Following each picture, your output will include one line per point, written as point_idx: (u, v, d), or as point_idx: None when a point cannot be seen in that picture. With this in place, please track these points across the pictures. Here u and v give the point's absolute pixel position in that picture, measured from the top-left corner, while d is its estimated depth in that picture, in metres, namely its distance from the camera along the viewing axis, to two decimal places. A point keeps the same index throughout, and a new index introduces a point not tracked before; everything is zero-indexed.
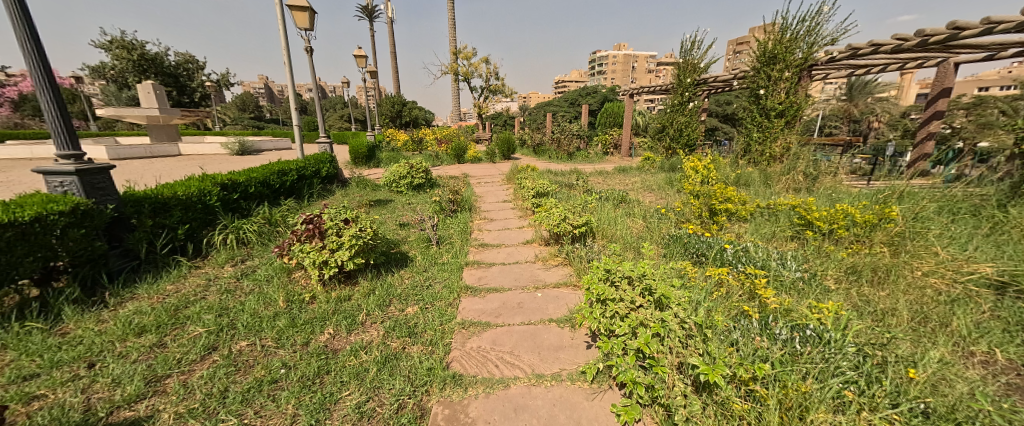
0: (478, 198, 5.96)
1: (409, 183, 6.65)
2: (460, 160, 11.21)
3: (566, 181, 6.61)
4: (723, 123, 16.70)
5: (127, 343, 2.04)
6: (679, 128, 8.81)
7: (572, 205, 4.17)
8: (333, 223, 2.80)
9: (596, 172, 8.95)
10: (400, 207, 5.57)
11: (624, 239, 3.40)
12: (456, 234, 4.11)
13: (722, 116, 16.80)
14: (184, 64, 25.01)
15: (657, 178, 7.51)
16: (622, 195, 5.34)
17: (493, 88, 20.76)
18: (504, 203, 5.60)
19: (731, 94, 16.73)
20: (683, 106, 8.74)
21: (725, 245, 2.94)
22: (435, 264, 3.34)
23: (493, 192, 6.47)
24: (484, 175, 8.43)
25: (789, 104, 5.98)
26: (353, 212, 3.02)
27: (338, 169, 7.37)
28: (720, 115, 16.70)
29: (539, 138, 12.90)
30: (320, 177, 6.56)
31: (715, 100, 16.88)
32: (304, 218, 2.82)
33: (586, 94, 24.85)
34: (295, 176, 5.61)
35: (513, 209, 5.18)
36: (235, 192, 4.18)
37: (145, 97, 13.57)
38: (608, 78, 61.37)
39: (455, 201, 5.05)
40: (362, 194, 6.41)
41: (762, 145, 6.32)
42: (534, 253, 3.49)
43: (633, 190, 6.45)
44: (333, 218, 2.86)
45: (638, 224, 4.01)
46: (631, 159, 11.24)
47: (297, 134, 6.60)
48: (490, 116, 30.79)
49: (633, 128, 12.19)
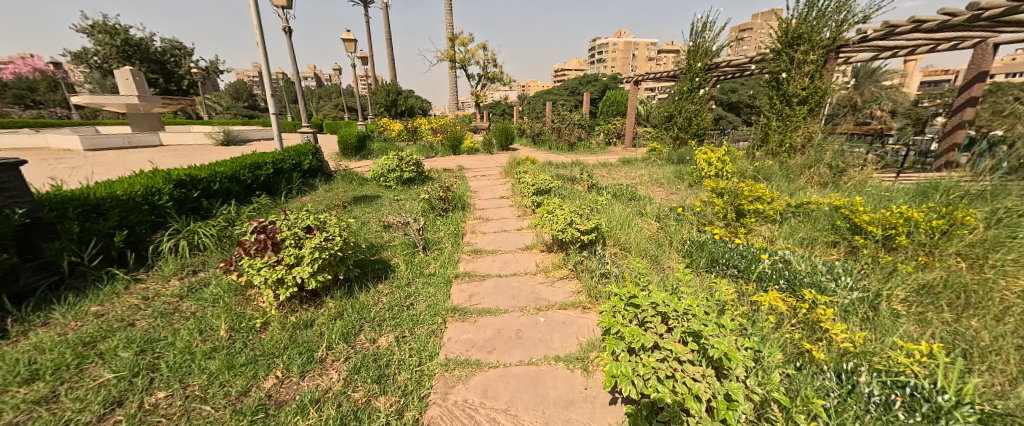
0: (472, 195, 5.45)
1: (398, 177, 6.14)
2: (455, 151, 10.67)
3: (568, 175, 6.10)
4: (728, 112, 16.18)
5: (6, 397, 1.58)
6: (687, 117, 8.27)
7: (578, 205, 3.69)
8: (290, 232, 2.31)
9: (599, 164, 8.44)
10: (387, 204, 5.08)
11: (639, 245, 2.93)
12: (446, 238, 3.63)
13: (727, 104, 16.24)
14: (171, 49, 24.13)
15: (665, 171, 7.01)
16: (631, 191, 4.86)
17: (490, 76, 20.05)
18: (501, 199, 5.10)
19: (737, 81, 16.14)
20: (693, 93, 8.17)
21: (761, 256, 2.47)
22: (419, 276, 2.86)
23: (489, 187, 5.96)
24: (480, 167, 7.90)
25: (814, 89, 5.44)
26: (319, 217, 2.53)
27: (322, 162, 6.84)
28: (725, 103, 16.14)
29: (539, 128, 12.34)
30: (301, 170, 6.03)
31: (720, 88, 16.29)
32: (256, 227, 2.33)
33: (586, 81, 24.20)
34: (270, 170, 5.09)
35: (511, 207, 4.67)
36: (195, 189, 3.67)
37: (124, 84, 12.96)
38: (607, 66, 60.28)
39: (448, 199, 4.55)
40: (347, 190, 5.90)
41: (782, 134, 5.80)
42: (536, 262, 3.01)
43: (641, 184, 5.96)
44: (292, 226, 2.37)
45: (652, 227, 3.53)
46: (635, 150, 10.74)
47: (275, 122, 6.01)
48: (488, 105, 30.07)
49: (637, 117, 11.62)
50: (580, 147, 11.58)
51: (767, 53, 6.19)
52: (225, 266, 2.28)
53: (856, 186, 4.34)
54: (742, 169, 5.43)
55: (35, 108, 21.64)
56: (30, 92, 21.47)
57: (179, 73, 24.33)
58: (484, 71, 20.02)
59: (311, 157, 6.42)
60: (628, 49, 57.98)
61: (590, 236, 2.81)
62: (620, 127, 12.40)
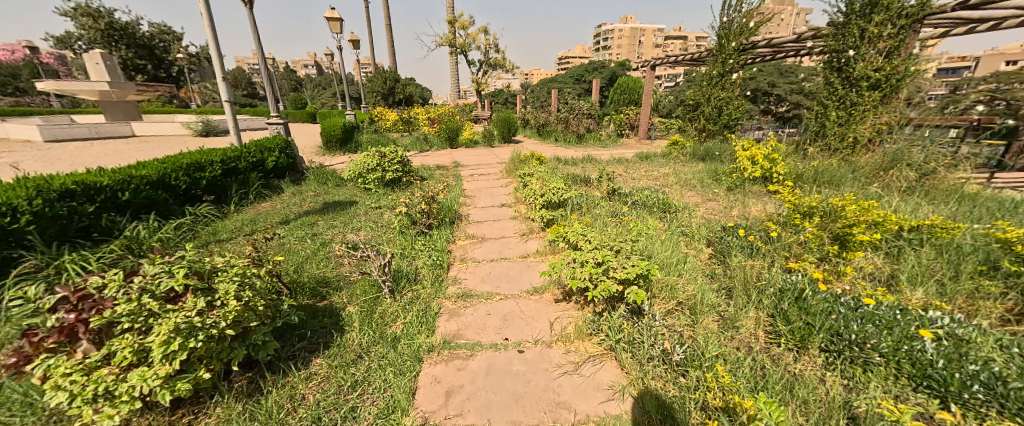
0: (466, 201, 4.49)
1: (379, 178, 5.20)
2: (452, 144, 9.69)
3: (582, 177, 5.14)
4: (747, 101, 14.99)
5: None
6: (716, 106, 7.20)
7: (605, 229, 2.72)
8: (129, 307, 1.32)
9: (613, 160, 7.45)
10: (362, 214, 4.15)
11: (704, 297, 2.00)
12: (424, 271, 2.70)
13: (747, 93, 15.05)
14: (159, 34, 22.97)
15: (693, 170, 6.02)
16: (664, 199, 3.88)
17: (492, 62, 18.86)
18: (502, 209, 4.16)
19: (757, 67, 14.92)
20: (724, 79, 7.09)
21: (921, 332, 1.55)
22: (375, 346, 1.95)
23: (488, 191, 5.01)
24: (479, 165, 6.91)
25: (891, 71, 4.31)
26: (192, 270, 1.58)
27: (293, 158, 5.90)
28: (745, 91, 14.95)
29: (544, 118, 11.31)
30: (263, 168, 5.08)
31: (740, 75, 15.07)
32: (67, 299, 1.38)
33: (592, 69, 22.97)
34: (217, 171, 4.16)
35: (514, 221, 3.72)
36: (90, 202, 2.87)
37: (94, 69, 12.09)
38: (612, 53, 58.54)
39: (434, 211, 3.60)
40: (319, 195, 4.98)
41: (842, 126, 4.73)
42: (550, 319, 2.06)
43: (670, 187, 4.97)
44: (140, 292, 1.39)
45: (707, 259, 2.59)
46: (651, 143, 9.71)
47: (230, 109, 4.96)
48: (490, 94, 28.88)
49: (653, 106, 10.56)
50: (589, 139, 10.60)
51: (822, 29, 5.11)
52: (5, 367, 1.33)
53: (954, 199, 3.37)
54: (794, 168, 4.46)
55: (16, 96, 20.56)
56: (11, 79, 20.30)
57: (168, 60, 23.24)
58: (485, 57, 18.84)
59: (277, 151, 5.46)
60: (634, 35, 56.12)
61: (635, 290, 1.83)
62: (633, 118, 11.33)
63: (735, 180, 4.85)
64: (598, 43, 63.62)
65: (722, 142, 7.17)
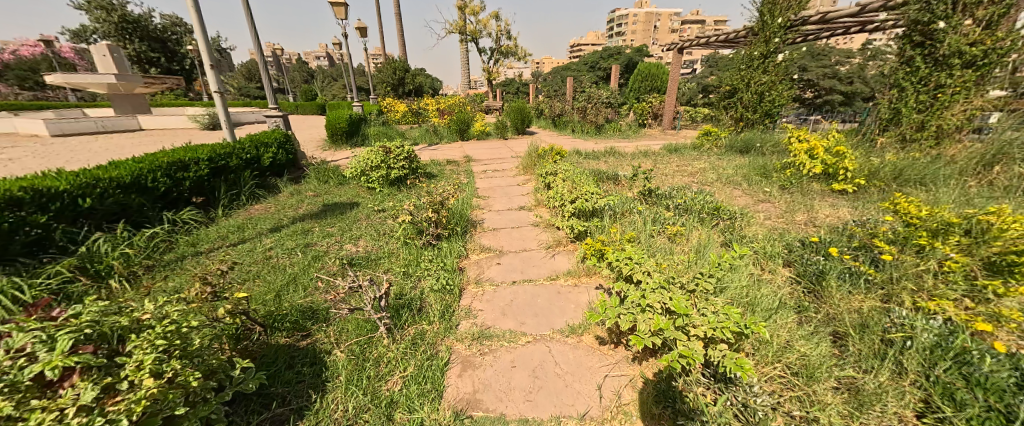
0: (481, 204, 3.99)
1: (384, 176, 4.73)
2: (464, 136, 9.16)
3: (609, 174, 4.57)
4: None
5: None
6: (756, 91, 6.46)
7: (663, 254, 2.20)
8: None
9: (639, 153, 6.82)
10: (364, 219, 3.70)
11: (815, 356, 1.45)
12: (430, 299, 2.20)
13: None
14: (171, 26, 22.85)
15: (734, 166, 5.37)
16: (713, 203, 3.29)
17: (504, 49, 18.14)
18: (522, 214, 3.66)
19: None
20: (767, 61, 6.33)
21: None
22: (364, 414, 1.48)
23: (504, 191, 4.51)
24: (494, 159, 6.39)
25: (991, 46, 3.63)
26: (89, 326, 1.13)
27: (293, 155, 5.45)
28: None
29: (560, 107, 10.67)
30: (258, 165, 4.65)
31: None
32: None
33: (608, 56, 22.04)
34: (204, 170, 3.73)
35: (538, 230, 3.21)
36: (42, 212, 2.47)
37: (101, 62, 11.91)
38: (627, 39, 56.75)
39: (445, 219, 3.10)
40: (320, 195, 4.55)
41: (923, 113, 4.07)
42: (598, 382, 1.55)
43: (711, 186, 4.36)
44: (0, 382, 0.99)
45: (791, 287, 2.02)
46: (676, 134, 9.02)
47: (220, 101, 4.48)
48: (502, 83, 28.16)
49: (678, 94, 9.81)
50: (608, 130, 9.95)
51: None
52: None
53: None
54: (868, 163, 3.81)
55: (35, 91, 20.72)
56: (29, 73, 20.44)
57: (180, 52, 23.13)
58: (497, 44, 18.13)
59: (275, 146, 5.02)
60: (649, 20, 54.21)
61: (735, 361, 1.28)
62: (656, 106, 10.60)
63: (790, 177, 4.23)
64: (612, 29, 61.80)
65: (762, 132, 6.45)
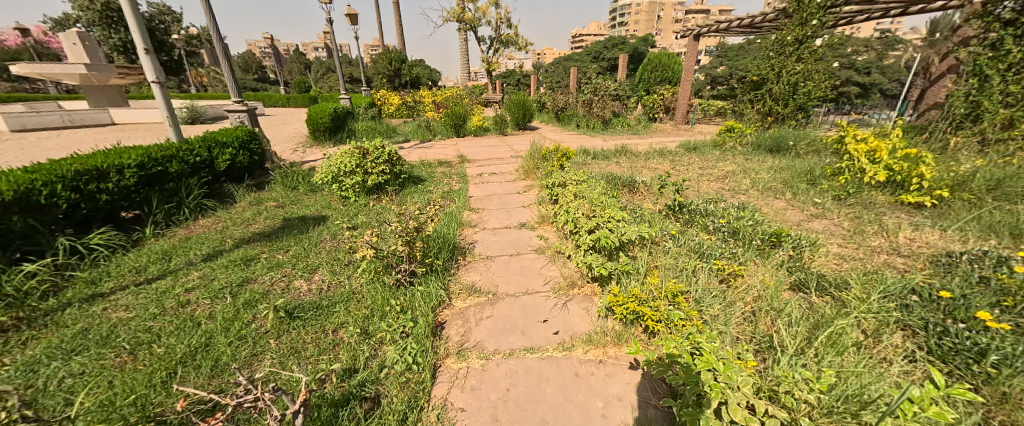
0: (477, 221, 3.32)
1: (360, 183, 4.02)
2: (460, 132, 8.43)
3: (625, 180, 3.92)
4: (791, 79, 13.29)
5: None
6: (789, 82, 5.72)
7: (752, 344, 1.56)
8: None
9: (653, 152, 6.12)
10: (328, 241, 3.02)
11: None
12: (389, 386, 1.51)
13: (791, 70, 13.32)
14: (158, 15, 21.90)
15: (769, 169, 4.67)
16: (765, 225, 2.60)
17: (504, 38, 17.30)
18: (525, 235, 2.99)
19: None
20: (802, 47, 5.58)
21: None
22: None
23: (502, 202, 3.83)
24: (493, 159, 5.72)
25: None
26: None
27: (258, 157, 4.73)
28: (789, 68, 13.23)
29: (564, 100, 9.94)
30: (209, 169, 3.95)
31: None
32: None
33: (611, 46, 21.16)
34: (130, 180, 3.02)
35: (543, 260, 2.53)
36: None
37: (72, 51, 11.10)
38: (629, 29, 55.63)
39: (426, 248, 2.40)
40: (284, 206, 3.85)
41: (1011, 108, 3.35)
42: None
43: (750, 197, 3.67)
44: None
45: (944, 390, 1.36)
46: (690, 130, 8.30)
47: (162, 94, 3.74)
48: (502, 75, 27.33)
49: (693, 85, 9.08)
50: (615, 124, 9.27)
51: None
52: None
53: None
54: (949, 171, 3.13)
55: (15, 83, 19.88)
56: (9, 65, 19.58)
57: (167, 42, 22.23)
58: (496, 33, 17.28)
59: (235, 145, 4.31)
60: (653, 9, 52.93)
61: None
62: (668, 100, 9.86)
63: (846, 186, 3.55)
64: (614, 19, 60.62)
65: (795, 129, 5.74)
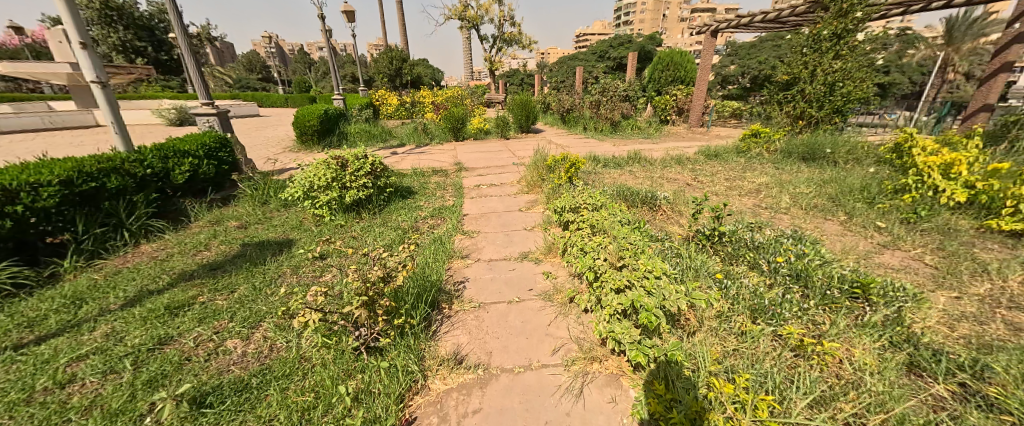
0: (474, 250, 2.78)
1: (337, 199, 3.47)
2: (459, 135, 7.89)
3: (644, 197, 3.40)
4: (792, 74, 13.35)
5: None
6: (825, 82, 5.11)
7: None
8: None
9: (670, 160, 5.55)
10: (286, 277, 2.46)
11: None
12: None
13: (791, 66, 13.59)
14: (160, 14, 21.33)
15: (809, 182, 4.08)
16: (837, 267, 2.04)
17: (508, 37, 16.74)
18: (527, 272, 2.43)
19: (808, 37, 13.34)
20: (842, 42, 4.97)
21: None
22: None
23: (501, 223, 3.30)
24: (495, 168, 5.19)
25: None
26: None
27: (228, 166, 4.20)
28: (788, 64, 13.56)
29: (570, 101, 9.38)
30: (162, 182, 3.42)
31: None
32: None
33: (616, 45, 20.58)
34: (48, 201, 2.48)
35: (551, 313, 1.97)
36: None
37: (57, 49, 10.67)
38: (634, 28, 54.99)
39: (399, 299, 1.84)
40: (248, 226, 3.32)
41: None
42: None
43: (795, 222, 3.10)
44: None
45: None
46: (706, 134, 7.71)
47: (103, 96, 3.19)
48: (505, 74, 26.76)
49: (709, 86, 8.50)
50: (625, 127, 8.70)
51: None
52: None
53: None
54: None
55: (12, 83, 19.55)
56: None
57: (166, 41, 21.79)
58: (499, 31, 16.73)
59: (196, 153, 3.76)
60: (658, 8, 52.28)
61: None
62: (681, 100, 9.27)
63: (913, 206, 3.01)
64: (619, 18, 59.94)
65: (830, 134, 5.17)
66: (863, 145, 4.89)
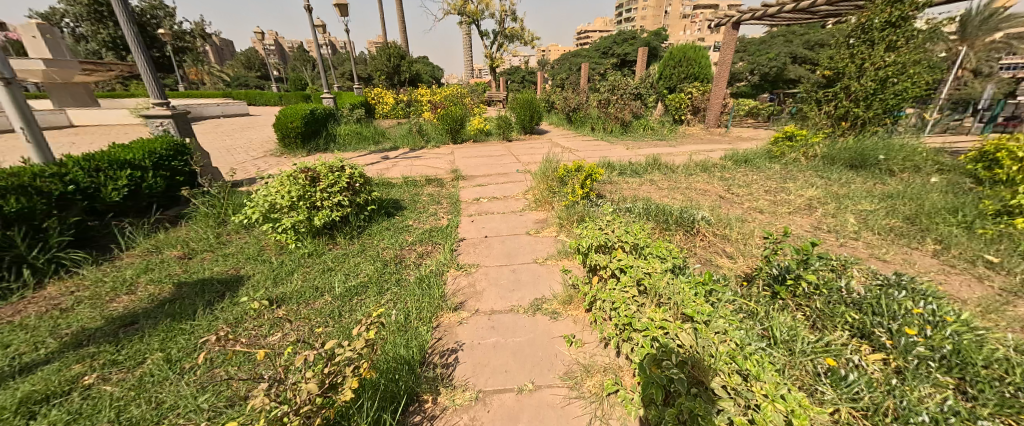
0: (471, 296, 2.14)
1: (304, 222, 2.81)
2: (457, 137, 7.24)
3: (681, 221, 2.77)
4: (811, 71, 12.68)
5: None
6: (877, 78, 4.44)
7: None
8: None
9: (695, 166, 4.91)
10: (216, 341, 1.82)
11: None
12: None
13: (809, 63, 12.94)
14: (151, 9, 20.63)
15: (870, 197, 3.43)
16: (998, 345, 1.41)
17: (509, 33, 16.07)
18: (543, 334, 1.80)
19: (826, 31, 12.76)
20: (897, 31, 4.31)
21: None
22: None
23: (505, 253, 2.66)
24: (497, 176, 4.55)
25: None
26: None
27: (183, 178, 3.57)
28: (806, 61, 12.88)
29: (576, 100, 8.74)
30: (89, 201, 2.79)
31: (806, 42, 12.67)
32: None
33: (621, 41, 19.85)
34: None
35: (584, 418, 1.35)
36: None
37: (32, 44, 9.97)
38: (637, 24, 54.21)
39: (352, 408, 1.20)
40: (190, 257, 2.67)
41: None
42: None
43: (875, 253, 2.46)
44: None
45: None
46: (727, 135, 7.07)
47: (8, 96, 2.59)
48: (506, 72, 26.07)
49: (727, 83, 7.87)
50: (637, 128, 8.03)
51: None
52: None
53: None
54: None
55: None
56: None
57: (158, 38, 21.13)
58: (501, 26, 16.05)
59: (139, 163, 3.12)
60: (661, 4, 51.42)
61: None
62: (697, 99, 8.61)
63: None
64: (621, 14, 59.09)
65: (879, 138, 4.52)
66: (921, 149, 4.22)
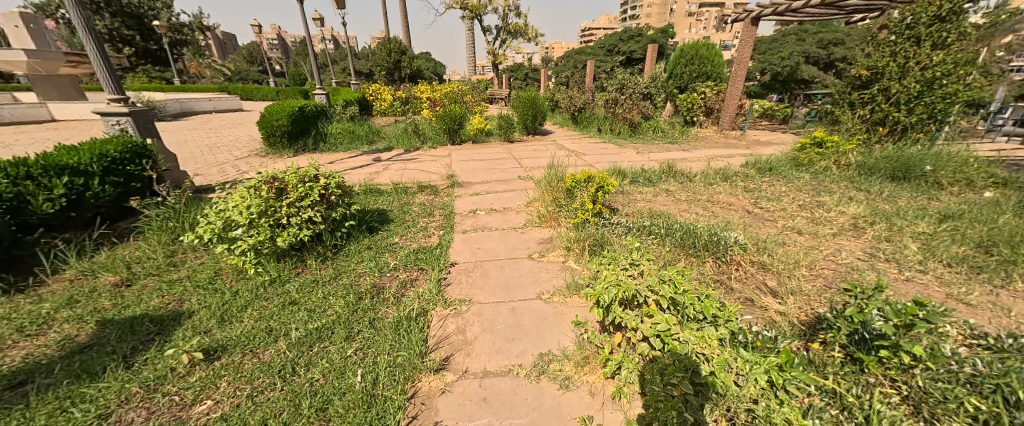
0: (460, 350, 1.70)
1: (266, 243, 2.37)
2: (455, 138, 6.79)
3: (715, 248, 2.31)
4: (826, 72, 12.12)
5: None
6: (923, 79, 3.97)
7: None
8: None
9: (715, 174, 4.43)
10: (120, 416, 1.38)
11: None
12: None
13: (824, 64, 12.39)
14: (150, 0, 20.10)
15: (925, 216, 2.97)
16: None
17: (512, 28, 15.55)
18: (552, 413, 1.36)
19: (842, 30, 12.22)
20: (948, 27, 3.83)
21: None
22: None
23: (504, 285, 2.21)
24: (496, 184, 4.10)
25: None
26: None
27: (139, 184, 3.13)
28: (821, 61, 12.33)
29: (582, 99, 8.27)
30: (15, 215, 2.37)
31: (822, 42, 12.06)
32: None
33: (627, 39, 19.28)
34: None
35: None
36: None
37: (14, 33, 9.50)
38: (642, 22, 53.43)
39: None
40: (128, 284, 2.24)
41: None
42: None
43: (955, 294, 2.01)
44: None
45: None
46: (743, 139, 6.59)
47: None
48: (509, 69, 25.50)
49: (744, 83, 7.38)
50: (646, 129, 7.55)
51: None
52: None
53: None
54: None
55: None
56: None
57: None
58: (504, 22, 15.53)
59: (82, 168, 2.69)
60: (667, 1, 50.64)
61: None
62: (710, 99, 8.12)
63: None
64: (627, 12, 58.29)
65: (922, 146, 4.05)
66: (972, 159, 3.75)
